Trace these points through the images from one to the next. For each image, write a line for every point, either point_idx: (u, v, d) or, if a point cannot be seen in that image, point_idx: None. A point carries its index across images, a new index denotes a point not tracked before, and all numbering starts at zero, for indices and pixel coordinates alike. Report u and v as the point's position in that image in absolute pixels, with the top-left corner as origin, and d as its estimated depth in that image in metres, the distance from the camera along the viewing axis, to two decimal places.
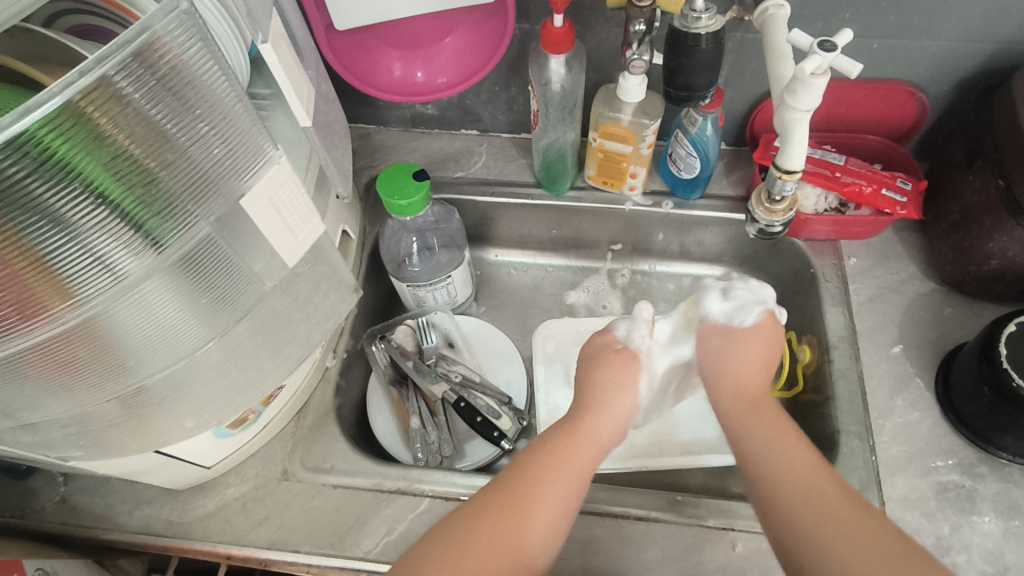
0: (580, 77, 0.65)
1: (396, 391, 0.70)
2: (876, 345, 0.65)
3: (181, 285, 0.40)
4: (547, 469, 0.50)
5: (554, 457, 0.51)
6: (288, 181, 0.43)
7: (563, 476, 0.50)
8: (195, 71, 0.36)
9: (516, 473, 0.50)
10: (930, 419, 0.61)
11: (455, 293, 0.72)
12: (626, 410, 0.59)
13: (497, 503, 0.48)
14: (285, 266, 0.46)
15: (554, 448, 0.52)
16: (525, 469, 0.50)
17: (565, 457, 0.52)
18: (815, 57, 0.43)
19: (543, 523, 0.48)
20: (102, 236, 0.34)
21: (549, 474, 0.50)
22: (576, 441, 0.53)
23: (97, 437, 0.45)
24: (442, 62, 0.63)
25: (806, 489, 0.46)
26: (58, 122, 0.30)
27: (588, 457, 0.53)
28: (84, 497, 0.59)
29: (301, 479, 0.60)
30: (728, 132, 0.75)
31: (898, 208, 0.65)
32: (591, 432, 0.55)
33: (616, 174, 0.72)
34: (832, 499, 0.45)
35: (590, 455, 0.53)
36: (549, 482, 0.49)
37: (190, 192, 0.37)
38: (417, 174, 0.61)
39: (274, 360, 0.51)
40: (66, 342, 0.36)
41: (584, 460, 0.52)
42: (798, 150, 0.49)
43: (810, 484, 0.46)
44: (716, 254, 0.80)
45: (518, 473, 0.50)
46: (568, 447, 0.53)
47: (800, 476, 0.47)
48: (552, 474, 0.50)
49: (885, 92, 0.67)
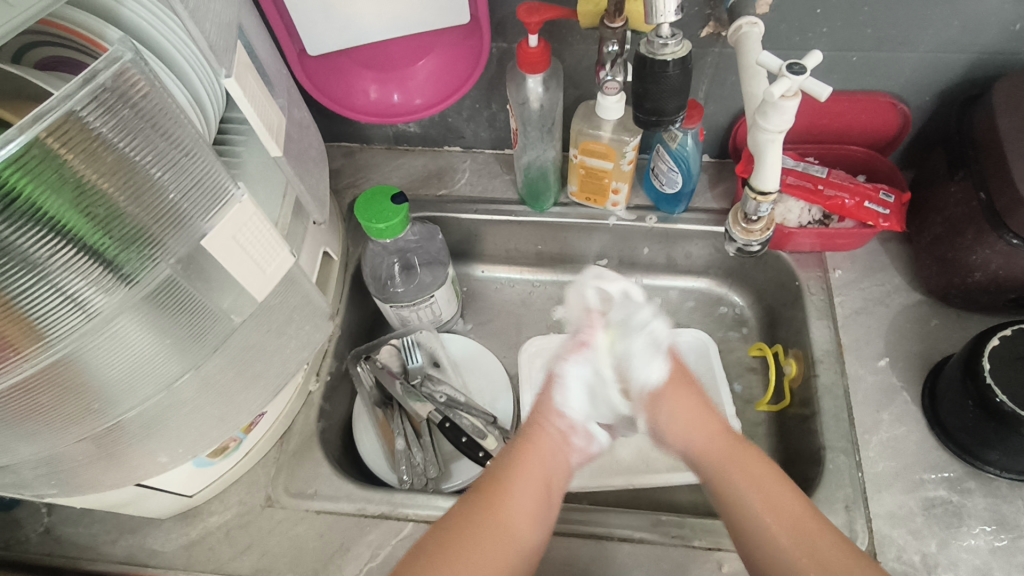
0: (558, 96, 0.65)
1: (382, 412, 0.70)
2: (862, 358, 0.65)
3: (150, 321, 0.39)
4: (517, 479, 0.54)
5: (512, 476, 0.54)
6: (252, 218, 0.43)
7: (526, 484, 0.54)
8: (161, 102, 0.36)
9: (483, 499, 0.52)
10: (917, 434, 0.60)
11: (440, 312, 0.72)
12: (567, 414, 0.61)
13: (468, 526, 0.50)
14: (254, 300, 0.46)
15: (512, 459, 0.56)
16: (489, 496, 0.52)
17: (519, 470, 0.55)
18: (784, 81, 0.43)
19: (519, 526, 0.51)
20: (70, 275, 0.34)
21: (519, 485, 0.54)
22: (530, 453, 0.57)
23: (71, 476, 0.45)
24: (418, 84, 0.63)
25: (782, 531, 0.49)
26: (26, 160, 0.30)
27: (544, 460, 0.57)
28: (68, 528, 0.59)
29: (285, 505, 0.59)
30: (711, 144, 0.74)
31: (881, 220, 0.64)
32: (542, 445, 0.58)
33: (598, 190, 0.72)
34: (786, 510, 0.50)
35: (541, 460, 0.57)
36: (515, 496, 0.53)
37: (158, 225, 0.37)
38: (395, 197, 0.61)
39: (248, 392, 0.50)
40: (35, 383, 0.36)
41: (535, 472, 0.55)
42: (772, 170, 0.49)
43: (765, 499, 0.51)
44: (703, 267, 0.79)
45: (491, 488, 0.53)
46: (526, 456, 0.56)
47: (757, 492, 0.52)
48: (521, 483, 0.54)
49: (866, 104, 0.66)
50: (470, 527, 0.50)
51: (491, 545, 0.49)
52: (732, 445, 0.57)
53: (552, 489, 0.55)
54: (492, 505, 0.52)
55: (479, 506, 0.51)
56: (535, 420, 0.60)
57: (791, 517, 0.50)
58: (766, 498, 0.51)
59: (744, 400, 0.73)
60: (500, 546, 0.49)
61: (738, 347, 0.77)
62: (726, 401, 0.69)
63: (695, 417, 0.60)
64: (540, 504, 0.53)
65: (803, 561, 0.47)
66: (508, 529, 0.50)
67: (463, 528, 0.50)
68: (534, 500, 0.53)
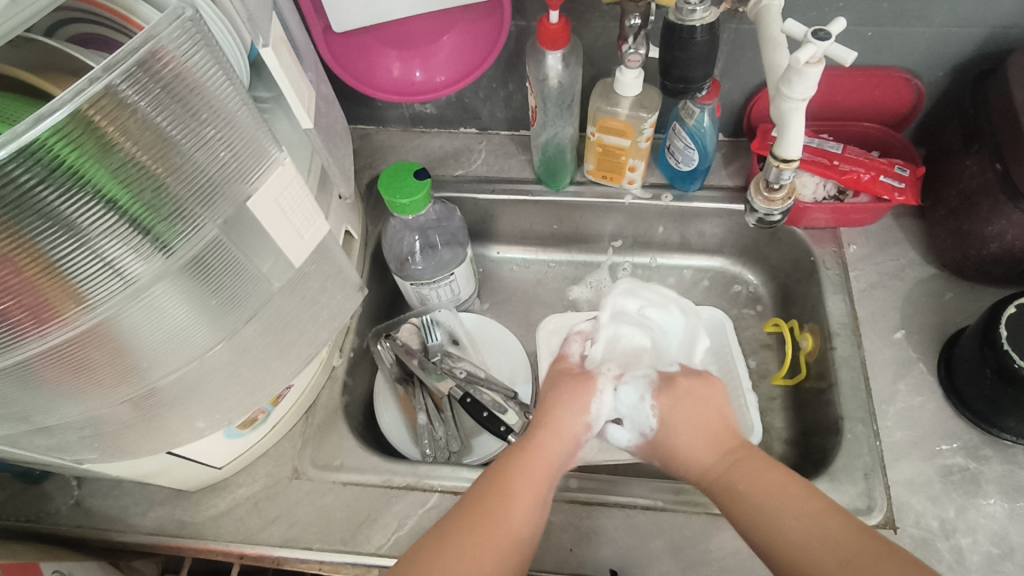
0: (577, 72, 0.66)
1: (403, 388, 0.71)
2: (878, 331, 0.65)
3: (190, 289, 0.40)
4: (514, 479, 0.51)
5: (511, 480, 0.51)
6: (292, 182, 0.43)
7: (525, 488, 0.51)
8: (198, 79, 0.36)
9: (476, 509, 0.49)
10: (933, 403, 0.61)
11: (458, 290, 0.73)
12: (578, 428, 0.56)
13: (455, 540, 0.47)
14: (291, 266, 0.47)
15: (511, 465, 0.52)
16: (482, 503, 0.49)
17: (519, 478, 0.51)
18: (810, 47, 0.44)
19: (518, 530, 0.48)
20: (111, 240, 0.34)
21: (515, 489, 0.50)
22: (529, 456, 0.53)
23: (111, 440, 0.45)
24: (440, 61, 0.64)
25: (789, 511, 0.46)
26: (68, 130, 0.31)
27: (544, 464, 0.53)
28: (98, 500, 0.60)
29: (311, 477, 0.60)
30: (726, 123, 0.75)
31: (896, 194, 0.65)
32: (543, 452, 0.53)
33: (615, 168, 0.72)
34: (795, 494, 0.47)
35: (542, 467, 0.52)
36: (515, 499, 0.49)
37: (196, 196, 0.38)
38: (418, 173, 0.62)
39: (282, 360, 0.51)
40: (80, 346, 0.37)
41: (535, 483, 0.51)
42: (795, 138, 0.50)
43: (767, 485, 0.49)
44: (716, 246, 0.80)
45: (486, 491, 0.50)
46: (528, 462, 0.52)
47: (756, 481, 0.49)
48: (517, 487, 0.50)
49: (880, 80, 0.67)
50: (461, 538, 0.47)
51: (491, 552, 0.47)
52: (742, 460, 0.51)
53: (547, 493, 0.52)
54: (487, 507, 0.49)
55: (477, 510, 0.49)
56: (540, 427, 0.55)
57: (834, 538, 0.44)
58: (771, 493, 0.48)
59: (759, 375, 0.74)
60: (496, 553, 0.47)
61: (752, 324, 0.78)
62: (744, 375, 0.70)
63: (701, 439, 0.54)
64: (539, 509, 0.50)
65: (808, 538, 0.45)
66: (506, 537, 0.48)
67: (455, 534, 0.47)
68: (531, 503, 0.50)
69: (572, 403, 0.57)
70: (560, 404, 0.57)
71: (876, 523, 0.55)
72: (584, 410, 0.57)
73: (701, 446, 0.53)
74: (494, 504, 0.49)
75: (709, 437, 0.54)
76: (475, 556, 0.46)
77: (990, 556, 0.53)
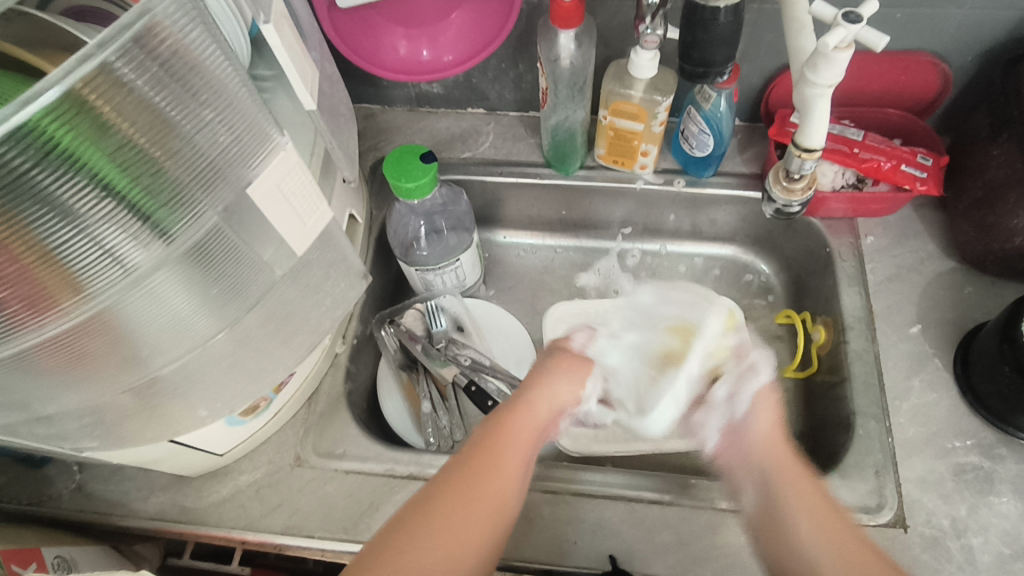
0: (590, 53, 0.63)
1: (406, 374, 0.70)
2: (893, 325, 0.64)
3: (191, 277, 0.38)
4: (503, 444, 0.48)
5: (499, 447, 0.48)
6: (295, 168, 0.42)
7: (513, 457, 0.48)
8: (196, 57, 0.34)
9: (458, 477, 0.45)
10: (947, 400, 0.60)
11: (464, 276, 0.71)
12: (568, 395, 0.55)
13: (450, 492, 0.44)
14: (293, 254, 0.45)
15: (498, 430, 0.49)
16: (467, 470, 0.46)
17: (505, 445, 0.48)
18: (839, 31, 0.41)
19: (512, 489, 0.46)
20: (109, 227, 0.33)
21: (503, 455, 0.48)
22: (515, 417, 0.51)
23: (112, 428, 0.44)
24: (448, 40, 0.62)
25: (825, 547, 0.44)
26: (61, 110, 0.29)
27: (532, 429, 0.51)
28: (99, 485, 0.59)
29: (314, 465, 0.59)
30: (743, 108, 0.73)
31: (918, 184, 0.63)
32: (532, 415, 0.51)
33: (627, 152, 0.70)
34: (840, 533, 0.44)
35: (535, 426, 0.51)
36: (500, 467, 0.47)
37: (196, 180, 0.36)
38: (424, 156, 0.60)
39: (285, 349, 0.50)
40: (78, 335, 0.36)
41: (523, 445, 0.49)
42: (819, 126, 0.48)
43: (817, 516, 0.45)
44: (728, 234, 0.78)
45: (470, 458, 0.47)
46: (515, 427, 0.50)
47: (804, 506, 0.46)
48: (507, 453, 0.48)
49: (907, 65, 0.64)
50: (452, 492, 0.44)
51: (473, 523, 0.43)
52: (797, 481, 0.48)
53: (531, 461, 0.50)
54: (472, 472, 0.46)
55: (457, 477, 0.45)
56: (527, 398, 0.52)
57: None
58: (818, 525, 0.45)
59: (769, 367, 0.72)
60: (484, 524, 0.44)
61: (763, 315, 0.76)
62: None
63: (774, 452, 0.51)
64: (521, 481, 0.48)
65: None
66: (490, 509, 0.44)
67: (432, 504, 0.44)
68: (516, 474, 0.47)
69: (563, 366, 0.56)
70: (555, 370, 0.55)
71: (886, 522, 0.54)
72: (579, 381, 0.56)
73: (763, 455, 0.51)
74: (479, 474, 0.46)
75: (772, 450, 0.51)
76: (455, 527, 0.43)
77: (1002, 557, 0.52)
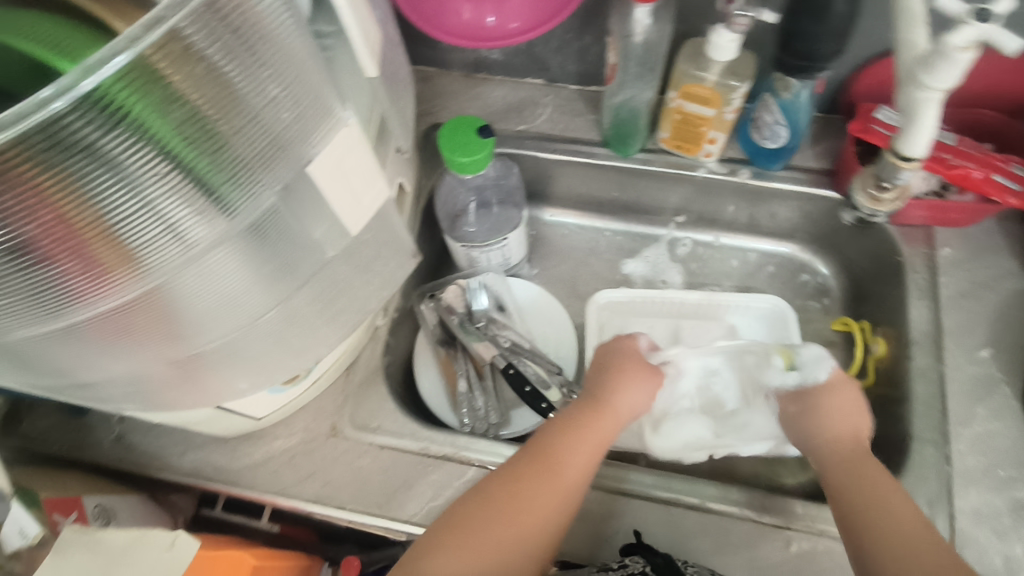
0: (667, 29, 0.59)
1: (444, 351, 0.69)
2: (963, 346, 0.60)
3: (249, 254, 0.37)
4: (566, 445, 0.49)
5: (563, 448, 0.48)
6: (357, 144, 0.39)
7: (575, 459, 0.48)
8: (267, 25, 0.32)
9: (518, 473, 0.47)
10: (1013, 431, 0.56)
11: (510, 255, 0.69)
12: (638, 403, 0.55)
13: (508, 486, 0.46)
14: (347, 233, 0.43)
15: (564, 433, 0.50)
16: (531, 468, 0.47)
17: (567, 447, 0.49)
18: (967, 29, 0.38)
19: (573, 490, 0.47)
20: (171, 200, 0.31)
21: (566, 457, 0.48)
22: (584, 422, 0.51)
23: (154, 395, 0.44)
24: (515, 6, 0.58)
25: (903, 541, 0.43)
26: (130, 77, 0.27)
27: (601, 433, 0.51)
28: (138, 437, 0.60)
29: (348, 437, 0.59)
30: (822, 98, 0.68)
31: (1009, 197, 0.57)
32: (601, 422, 0.51)
33: (693, 138, 0.66)
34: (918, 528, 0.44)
35: (604, 430, 0.51)
36: (561, 469, 0.47)
37: (260, 157, 0.34)
38: (482, 130, 0.57)
39: (330, 326, 0.49)
40: (133, 309, 0.35)
41: (589, 449, 0.49)
42: (924, 135, 0.44)
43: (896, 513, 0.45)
44: (788, 230, 0.74)
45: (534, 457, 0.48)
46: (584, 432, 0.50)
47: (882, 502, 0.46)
48: (568, 455, 0.48)
49: (1012, 64, 0.58)
50: (512, 490, 0.46)
51: (526, 521, 0.45)
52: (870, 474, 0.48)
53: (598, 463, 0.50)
54: (532, 471, 0.47)
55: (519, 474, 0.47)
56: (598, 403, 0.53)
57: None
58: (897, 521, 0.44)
59: None
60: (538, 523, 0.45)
61: (817, 319, 0.73)
62: None
63: (843, 444, 0.51)
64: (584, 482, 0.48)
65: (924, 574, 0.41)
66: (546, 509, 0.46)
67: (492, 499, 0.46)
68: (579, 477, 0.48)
69: (637, 376, 0.55)
70: (629, 377, 0.55)
71: None
72: (649, 392, 0.55)
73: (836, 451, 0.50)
74: (540, 475, 0.47)
75: (843, 445, 0.51)
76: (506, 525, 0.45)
77: None
